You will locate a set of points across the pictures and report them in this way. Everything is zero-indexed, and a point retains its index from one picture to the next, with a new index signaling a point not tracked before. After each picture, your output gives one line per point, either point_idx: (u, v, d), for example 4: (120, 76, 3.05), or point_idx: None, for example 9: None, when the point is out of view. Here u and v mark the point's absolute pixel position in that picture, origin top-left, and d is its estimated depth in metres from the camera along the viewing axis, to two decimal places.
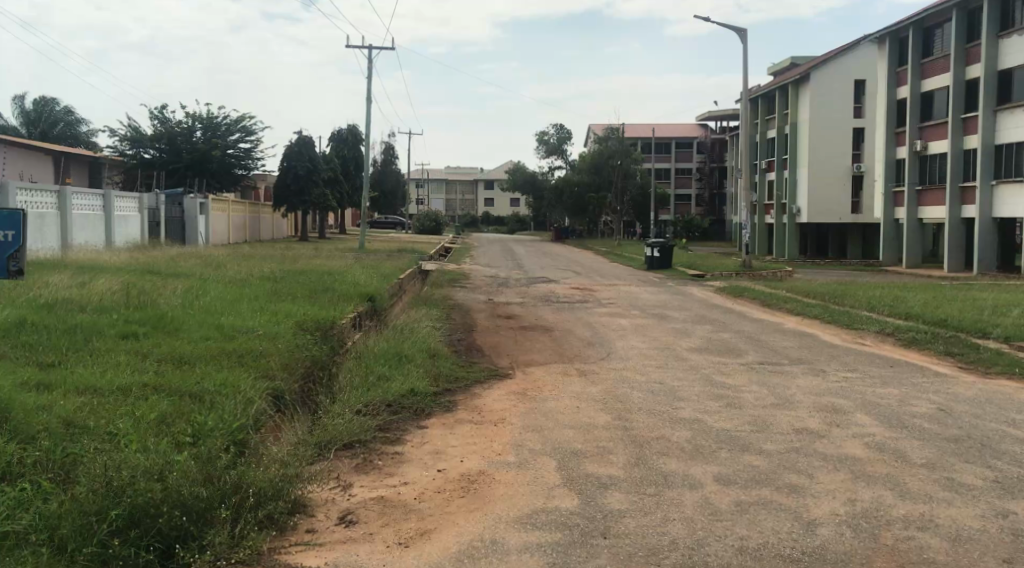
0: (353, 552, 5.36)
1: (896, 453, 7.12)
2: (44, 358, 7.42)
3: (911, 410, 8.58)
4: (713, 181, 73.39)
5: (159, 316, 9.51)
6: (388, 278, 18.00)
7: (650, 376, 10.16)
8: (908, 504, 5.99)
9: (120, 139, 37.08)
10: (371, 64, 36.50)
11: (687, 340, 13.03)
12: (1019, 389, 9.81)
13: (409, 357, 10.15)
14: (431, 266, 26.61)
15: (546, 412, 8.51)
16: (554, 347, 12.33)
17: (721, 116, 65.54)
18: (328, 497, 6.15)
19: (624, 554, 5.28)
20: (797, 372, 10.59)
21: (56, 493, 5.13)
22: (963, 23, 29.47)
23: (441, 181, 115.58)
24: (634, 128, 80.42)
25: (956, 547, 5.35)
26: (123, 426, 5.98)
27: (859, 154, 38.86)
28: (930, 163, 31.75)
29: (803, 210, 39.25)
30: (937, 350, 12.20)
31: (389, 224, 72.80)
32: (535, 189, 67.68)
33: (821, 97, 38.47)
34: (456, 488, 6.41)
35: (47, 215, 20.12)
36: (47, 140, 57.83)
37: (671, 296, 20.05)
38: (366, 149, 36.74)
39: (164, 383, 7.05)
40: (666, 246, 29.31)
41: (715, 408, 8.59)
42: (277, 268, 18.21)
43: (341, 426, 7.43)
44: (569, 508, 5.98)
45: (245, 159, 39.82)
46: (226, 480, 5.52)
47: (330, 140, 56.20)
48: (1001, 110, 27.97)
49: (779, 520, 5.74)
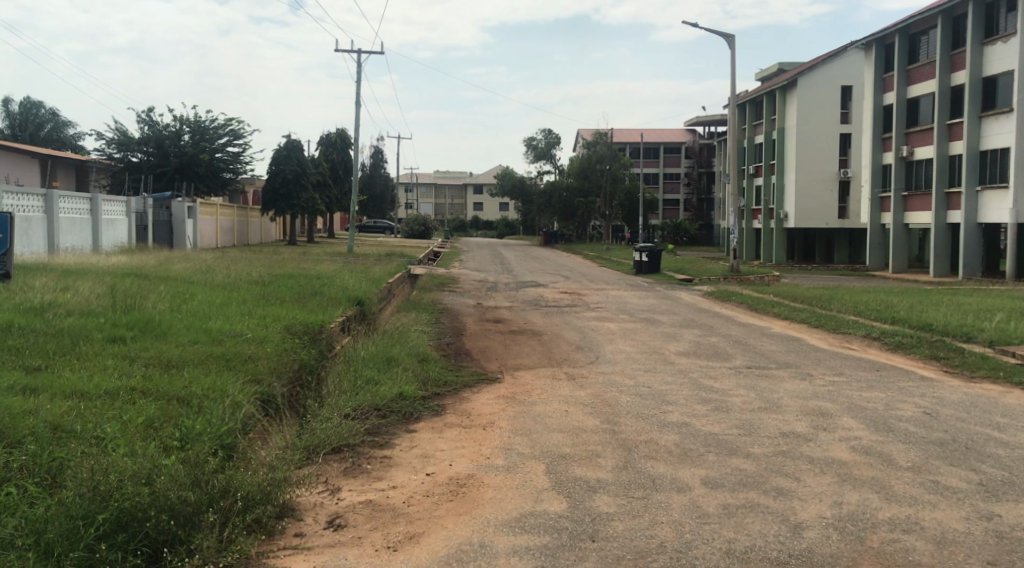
0: (341, 556, 5.36)
1: (883, 457, 7.14)
2: (30, 362, 7.38)
3: (898, 413, 8.64)
4: (702, 186, 74.07)
5: (146, 320, 9.48)
6: (377, 282, 17.92)
7: (638, 381, 10.18)
8: (894, 507, 6.04)
9: (108, 142, 36.94)
10: (360, 68, 36.63)
11: (676, 343, 13.10)
12: (1004, 392, 9.88)
13: (398, 360, 10.19)
14: (418, 268, 26.53)
15: (534, 416, 8.53)
16: (543, 351, 12.38)
17: (711, 121, 65.76)
18: (316, 501, 6.15)
19: (612, 557, 5.31)
20: (784, 376, 10.65)
21: (43, 498, 5.11)
22: (949, 30, 29.72)
23: (430, 185, 115.68)
24: (623, 133, 80.68)
25: (942, 549, 5.40)
26: (110, 429, 5.96)
27: (847, 160, 39.20)
28: (916, 169, 31.95)
29: (792, 214, 39.43)
30: (922, 354, 12.30)
31: (380, 229, 72.87)
32: (523, 193, 66.64)
33: (809, 103, 38.60)
34: (444, 492, 6.41)
35: (34, 218, 20.07)
36: (35, 141, 57.49)
37: (660, 300, 20.13)
38: (355, 152, 36.81)
39: (151, 387, 7.06)
40: (655, 250, 29.41)
41: (702, 412, 8.64)
42: (265, 273, 18.15)
43: (330, 430, 7.41)
44: (557, 511, 6.00)
45: (234, 163, 39.46)
46: (214, 484, 5.54)
47: (319, 144, 56.61)
48: (986, 117, 28.17)
49: (767, 523, 5.78)
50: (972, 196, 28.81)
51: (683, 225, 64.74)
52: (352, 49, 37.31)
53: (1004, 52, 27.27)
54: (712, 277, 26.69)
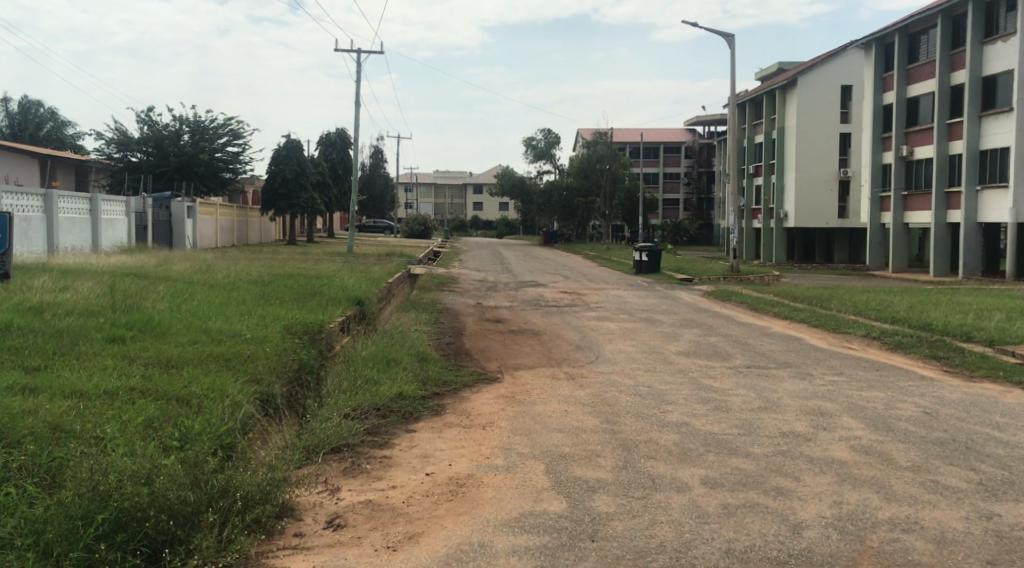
0: (341, 556, 5.36)
1: (883, 457, 7.14)
2: (29, 362, 7.37)
3: (898, 413, 8.64)
4: (702, 186, 74.05)
5: (145, 320, 9.47)
6: (377, 282, 17.90)
7: (637, 381, 10.18)
8: (894, 507, 6.04)
9: (107, 142, 36.90)
10: (360, 68, 36.62)
11: (675, 343, 13.10)
12: (1004, 393, 9.87)
13: (397, 360, 10.18)
14: (418, 268, 26.52)
15: (534, 416, 8.54)
16: (543, 351, 12.37)
17: (710, 121, 65.78)
18: (316, 501, 6.14)
19: (612, 557, 5.30)
20: (784, 375, 10.65)
21: (42, 498, 5.11)
22: (949, 30, 29.71)
23: (430, 185, 115.73)
24: (622, 133, 80.67)
25: (941, 549, 5.40)
26: (110, 429, 5.95)
27: (847, 160, 39.20)
28: (916, 169, 31.95)
29: (792, 214, 39.41)
30: (922, 354, 12.29)
31: (380, 228, 72.92)
32: (523, 192, 66.61)
33: (809, 103, 38.61)
34: (443, 492, 6.41)
35: (33, 218, 20.05)
36: (34, 141, 57.46)
37: (660, 300, 20.12)
38: (355, 151, 36.81)
39: (151, 387, 7.04)
40: (654, 250, 29.38)
41: (702, 412, 8.62)
42: (264, 273, 18.16)
43: (330, 430, 7.40)
44: (557, 511, 5.99)
45: (233, 163, 39.44)
46: (213, 484, 5.54)
47: (319, 144, 56.63)
48: (986, 116, 28.16)
49: (767, 523, 5.78)
50: (972, 195, 28.81)
51: (683, 225, 64.87)
52: (352, 48, 37.33)
53: (1004, 51, 27.27)
54: (713, 277, 26.70)
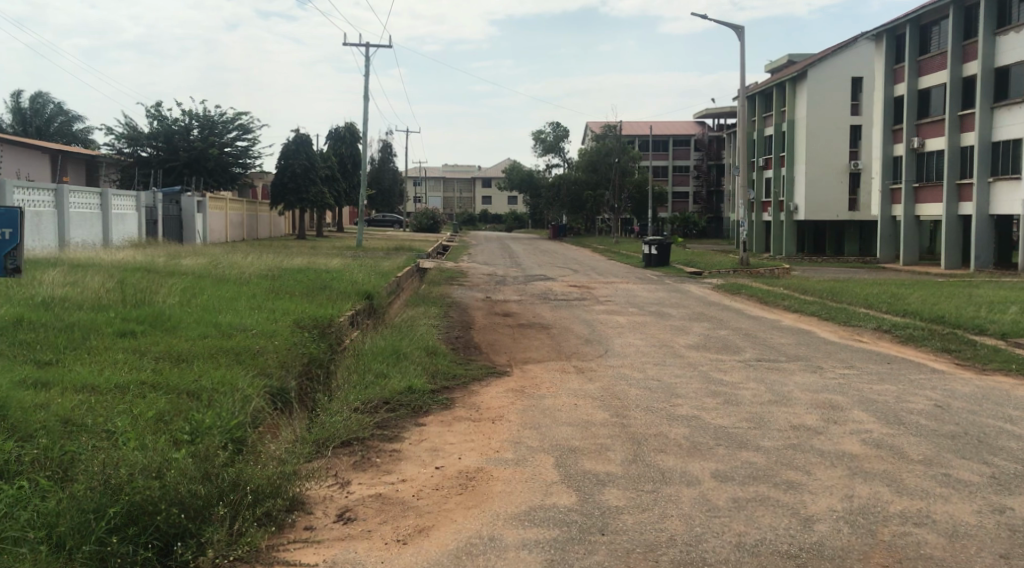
0: (350, 549, 5.36)
1: (894, 450, 7.10)
2: (41, 357, 7.40)
3: (909, 405, 8.61)
4: (711, 178, 73.83)
5: (157, 314, 9.47)
6: (385, 276, 17.86)
7: (648, 374, 10.17)
8: (905, 500, 6.02)
9: (117, 136, 37.05)
10: (370, 61, 36.59)
11: (685, 336, 13.10)
12: (1016, 385, 9.82)
13: (407, 353, 10.19)
14: (428, 263, 26.57)
15: (544, 409, 8.53)
16: (552, 344, 12.36)
17: (719, 114, 65.54)
18: (326, 494, 6.15)
19: (622, 551, 5.29)
20: (794, 368, 10.64)
21: (53, 491, 5.13)
22: (960, 20, 29.49)
23: (438, 180, 115.94)
24: (631, 126, 80.51)
25: (953, 543, 5.37)
26: (121, 423, 5.99)
27: (857, 151, 38.98)
28: (927, 161, 31.79)
29: (801, 207, 39.16)
30: (934, 347, 12.23)
31: (390, 222, 73.24)
32: (532, 186, 65.79)
33: (819, 95, 38.45)
34: (453, 486, 6.40)
35: (44, 213, 20.15)
36: (44, 137, 57.88)
37: (669, 293, 20.10)
38: (364, 145, 36.83)
39: (162, 381, 7.07)
40: (664, 243, 29.34)
41: (711, 406, 8.58)
42: (275, 266, 18.14)
43: (340, 424, 7.44)
44: (566, 505, 5.99)
45: (243, 157, 39.60)
46: (224, 477, 5.54)
47: (328, 138, 56.51)
48: (998, 108, 27.95)
49: (778, 517, 5.75)
50: (983, 187, 28.66)
51: (692, 219, 65.06)
52: (361, 43, 37.28)
53: (1016, 42, 27.07)
54: (722, 270, 26.67)
